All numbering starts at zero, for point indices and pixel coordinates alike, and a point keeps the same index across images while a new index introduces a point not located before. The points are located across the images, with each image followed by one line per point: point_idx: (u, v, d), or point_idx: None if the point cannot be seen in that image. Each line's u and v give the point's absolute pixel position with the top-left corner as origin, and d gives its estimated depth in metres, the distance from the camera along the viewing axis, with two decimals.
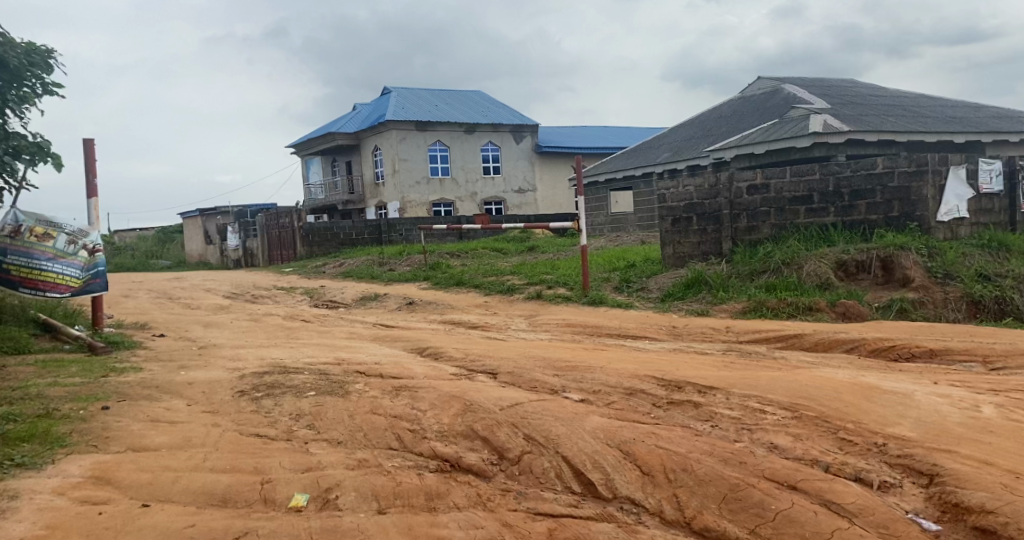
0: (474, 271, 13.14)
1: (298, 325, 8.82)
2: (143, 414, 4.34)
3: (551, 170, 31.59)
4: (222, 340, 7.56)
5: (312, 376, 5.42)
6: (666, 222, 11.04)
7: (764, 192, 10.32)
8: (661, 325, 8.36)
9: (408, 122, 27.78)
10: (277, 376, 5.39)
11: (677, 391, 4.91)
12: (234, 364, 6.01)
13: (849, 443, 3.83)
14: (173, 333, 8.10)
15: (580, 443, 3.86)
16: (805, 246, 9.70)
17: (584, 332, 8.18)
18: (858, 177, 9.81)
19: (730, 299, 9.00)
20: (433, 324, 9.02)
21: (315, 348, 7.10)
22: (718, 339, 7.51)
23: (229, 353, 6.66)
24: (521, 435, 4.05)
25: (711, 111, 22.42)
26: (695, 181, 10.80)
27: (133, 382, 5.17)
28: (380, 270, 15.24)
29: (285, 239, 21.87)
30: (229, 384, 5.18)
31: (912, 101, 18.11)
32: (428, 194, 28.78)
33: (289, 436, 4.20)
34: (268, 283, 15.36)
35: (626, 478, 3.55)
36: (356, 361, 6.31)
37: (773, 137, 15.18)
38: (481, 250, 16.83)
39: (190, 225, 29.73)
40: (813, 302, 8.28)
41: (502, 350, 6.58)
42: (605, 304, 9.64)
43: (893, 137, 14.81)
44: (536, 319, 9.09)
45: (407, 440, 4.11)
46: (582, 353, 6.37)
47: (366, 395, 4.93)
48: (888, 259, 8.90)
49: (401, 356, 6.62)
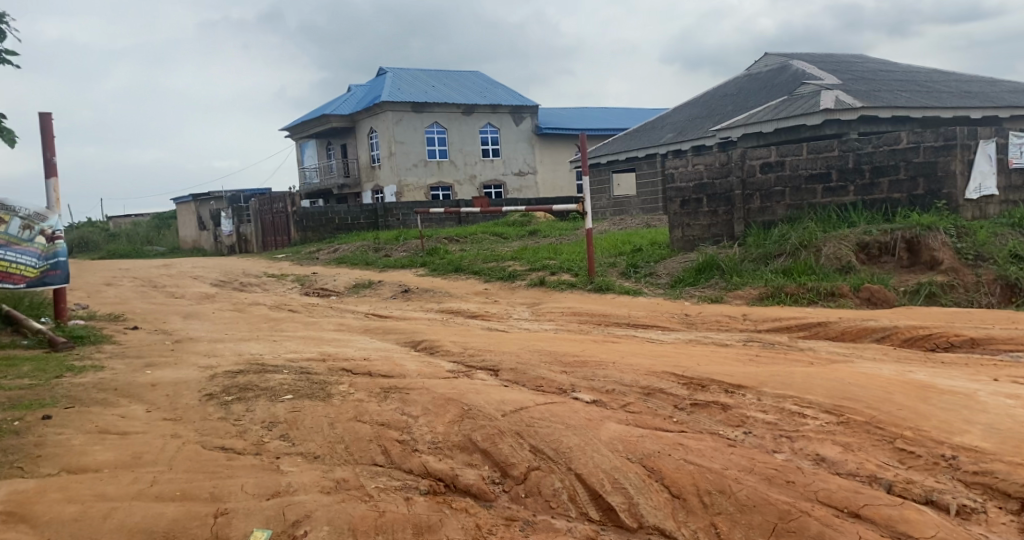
0: (472, 257, 12.55)
1: (283, 316, 8.24)
2: (89, 423, 3.80)
3: (552, 152, 30.94)
4: (200, 334, 6.99)
5: (290, 377, 4.85)
6: (675, 204, 10.45)
7: (779, 170, 9.77)
8: (674, 313, 7.82)
9: (404, 103, 27.12)
10: (252, 376, 4.83)
11: (702, 390, 4.33)
12: (206, 362, 5.44)
13: (910, 455, 3.26)
14: (149, 325, 7.53)
15: (596, 456, 3.30)
16: (823, 228, 9.11)
17: (591, 322, 7.63)
18: (880, 153, 9.22)
19: (746, 284, 8.42)
20: (431, 314, 8.45)
21: (299, 342, 6.52)
22: (735, 328, 6.96)
23: (203, 349, 6.08)
24: (527, 447, 3.48)
25: (716, 90, 21.78)
26: (704, 160, 10.23)
27: (89, 385, 4.62)
28: (374, 256, 14.64)
29: (279, 225, 21.26)
30: (196, 386, 4.62)
31: (925, 75, 17.50)
32: (426, 176, 28.13)
33: (258, 451, 3.65)
34: (258, 269, 14.77)
35: (654, 502, 3.00)
36: (343, 356, 5.75)
37: (782, 114, 14.63)
38: (481, 235, 16.25)
39: (182, 211, 29.10)
40: (836, 288, 7.70)
41: (503, 343, 6.00)
42: (612, 291, 9.09)
43: (908, 113, 14.20)
44: (539, 308, 8.52)
45: (395, 454, 3.56)
46: (592, 346, 5.80)
47: (351, 399, 4.37)
48: (913, 239, 8.31)
49: (393, 350, 6.06)
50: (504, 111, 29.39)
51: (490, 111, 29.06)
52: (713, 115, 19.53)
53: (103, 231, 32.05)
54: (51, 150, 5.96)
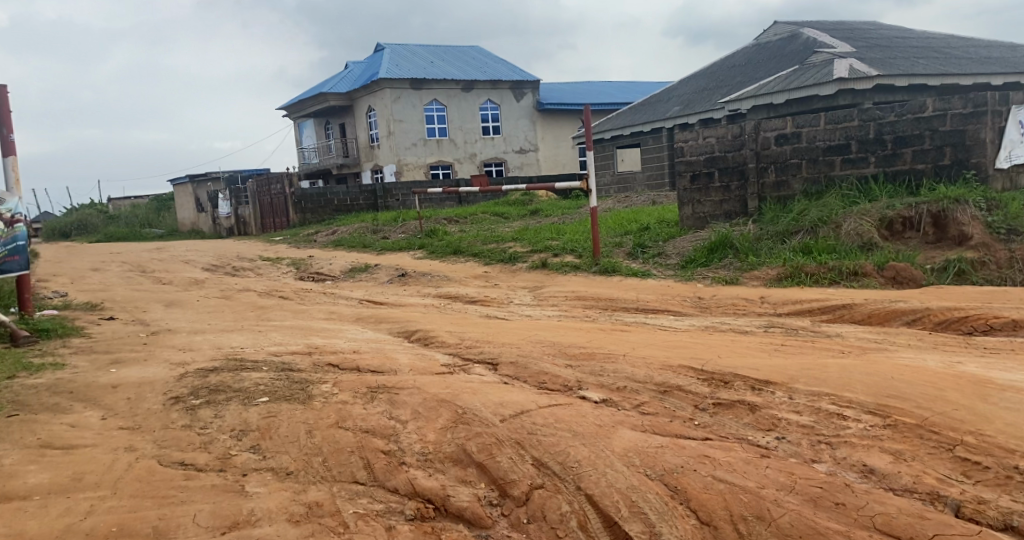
0: (472, 238, 12.08)
1: (271, 303, 7.78)
2: (31, 436, 3.45)
3: (554, 128, 30.34)
4: (180, 324, 6.53)
5: (268, 375, 4.39)
6: (685, 179, 10.16)
7: (795, 141, 9.36)
8: (685, 296, 7.38)
9: (402, 80, 26.53)
10: (226, 375, 4.38)
11: (725, 388, 3.86)
12: (178, 358, 4.99)
13: (974, 466, 2.76)
14: (127, 315, 7.10)
15: (609, 472, 2.85)
16: (843, 203, 8.65)
17: (598, 307, 7.18)
18: (904, 122, 8.70)
19: (763, 265, 7.97)
20: (427, 299, 8.00)
21: (285, 333, 6.08)
22: (753, 313, 6.53)
23: (179, 342, 5.63)
24: (529, 461, 3.03)
25: (723, 61, 21.20)
26: (715, 132, 9.88)
27: (43, 386, 4.22)
28: (372, 238, 14.16)
29: (276, 206, 20.78)
30: (161, 387, 4.17)
31: (941, 42, 16.93)
32: (426, 155, 27.59)
33: (221, 467, 3.21)
34: (252, 253, 14.31)
35: (678, 530, 2.56)
36: (330, 349, 5.31)
37: (793, 84, 14.39)
38: (482, 215, 15.77)
39: (179, 192, 28.62)
40: (860, 267, 7.22)
41: (503, 333, 5.53)
42: (618, 273, 8.63)
43: (925, 81, 13.79)
44: (541, 292, 8.06)
45: (379, 469, 3.11)
46: (599, 335, 5.32)
47: (332, 401, 3.91)
48: (940, 214, 7.79)
49: (384, 341, 5.61)
50: (505, 87, 28.77)
51: (490, 87, 28.47)
52: (720, 87, 19.00)
53: (101, 213, 31.56)
54: (7, 125, 5.87)
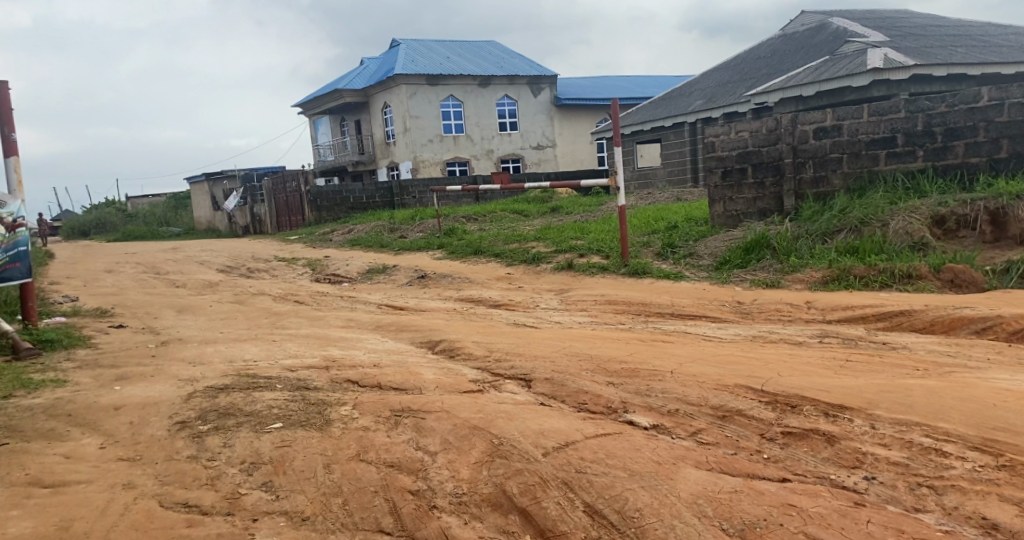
0: (493, 237, 11.67)
1: (287, 309, 7.39)
2: (19, 472, 3.06)
3: (572, 123, 29.87)
4: (191, 333, 6.15)
5: (281, 396, 3.98)
6: (716, 176, 9.72)
7: (835, 135, 8.93)
8: (724, 300, 6.97)
9: (418, 76, 26.18)
10: (236, 396, 3.96)
11: (793, 414, 3.44)
12: (188, 373, 4.59)
13: None
14: (137, 322, 6.73)
15: (679, 527, 2.50)
16: (890, 200, 8.24)
17: (632, 312, 6.80)
18: (955, 113, 8.28)
19: (806, 267, 7.55)
20: (450, 303, 7.62)
21: (301, 342, 5.69)
22: (801, 320, 6.13)
23: (189, 354, 5.24)
24: (581, 508, 2.66)
25: (748, 52, 20.74)
26: (749, 126, 9.43)
27: (39, 408, 3.82)
28: (389, 237, 13.79)
29: (293, 204, 20.46)
30: (167, 410, 3.74)
31: (975, 32, 16.46)
32: (442, 152, 27.23)
33: (229, 509, 2.82)
34: (268, 253, 13.95)
35: None
36: (349, 362, 4.91)
37: (824, 76, 14.03)
38: (501, 213, 15.36)
39: (196, 190, 28.33)
40: (914, 270, 6.86)
41: (535, 344, 5.12)
42: (649, 275, 8.20)
43: (964, 71, 13.39)
44: (569, 296, 7.65)
45: (409, 516, 2.74)
46: (640, 348, 4.90)
47: (352, 428, 3.51)
48: (998, 211, 7.40)
49: (407, 353, 5.22)
50: (523, 82, 28.34)
51: (507, 82, 28.05)
52: (745, 79, 18.57)
53: (117, 212, 31.30)
54: (8, 122, 5.51)
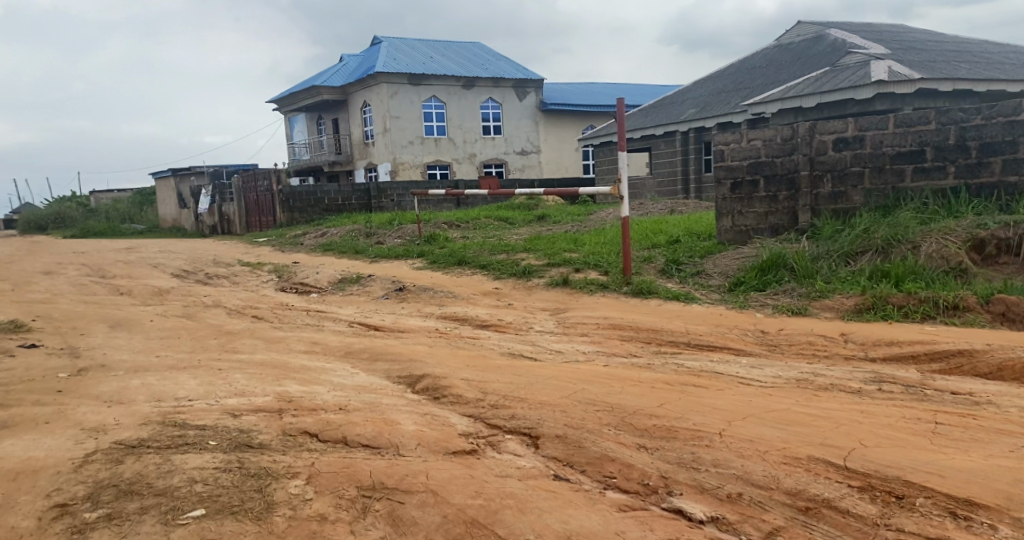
0: (477, 246, 10.67)
1: (241, 327, 6.34)
2: None
3: (557, 129, 29.00)
4: (119, 356, 5.09)
5: (212, 461, 2.92)
6: (724, 187, 8.84)
7: (857, 146, 8.12)
8: (745, 329, 6.06)
9: (400, 76, 25.16)
10: (150, 460, 2.93)
11: (905, 511, 2.56)
12: (96, 419, 3.54)
13: None
14: (57, 341, 5.64)
15: None
16: (921, 220, 7.45)
17: (643, 340, 5.86)
18: (993, 126, 7.52)
19: (834, 292, 6.69)
20: (432, 323, 6.63)
21: (251, 371, 4.66)
22: (839, 356, 5.27)
23: (108, 387, 4.21)
24: None
25: (742, 61, 20.06)
26: (763, 134, 8.57)
27: None
28: (365, 243, 12.75)
29: (264, 204, 19.30)
30: (49, 483, 2.74)
31: (978, 49, 15.91)
32: (423, 154, 26.19)
33: None
34: (232, 257, 12.81)
35: None
36: (307, 404, 3.92)
37: (827, 86, 13.33)
38: (485, 220, 14.40)
39: (163, 187, 27.02)
40: (959, 300, 6.04)
41: (539, 386, 4.16)
42: (655, 296, 7.28)
43: (972, 87, 12.76)
44: (566, 318, 6.70)
45: None
46: (671, 395, 3.96)
47: (301, 519, 2.54)
48: None
49: (378, 392, 4.23)
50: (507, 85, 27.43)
51: (491, 85, 27.15)
52: (739, 89, 17.86)
53: (78, 208, 29.78)
54: None
